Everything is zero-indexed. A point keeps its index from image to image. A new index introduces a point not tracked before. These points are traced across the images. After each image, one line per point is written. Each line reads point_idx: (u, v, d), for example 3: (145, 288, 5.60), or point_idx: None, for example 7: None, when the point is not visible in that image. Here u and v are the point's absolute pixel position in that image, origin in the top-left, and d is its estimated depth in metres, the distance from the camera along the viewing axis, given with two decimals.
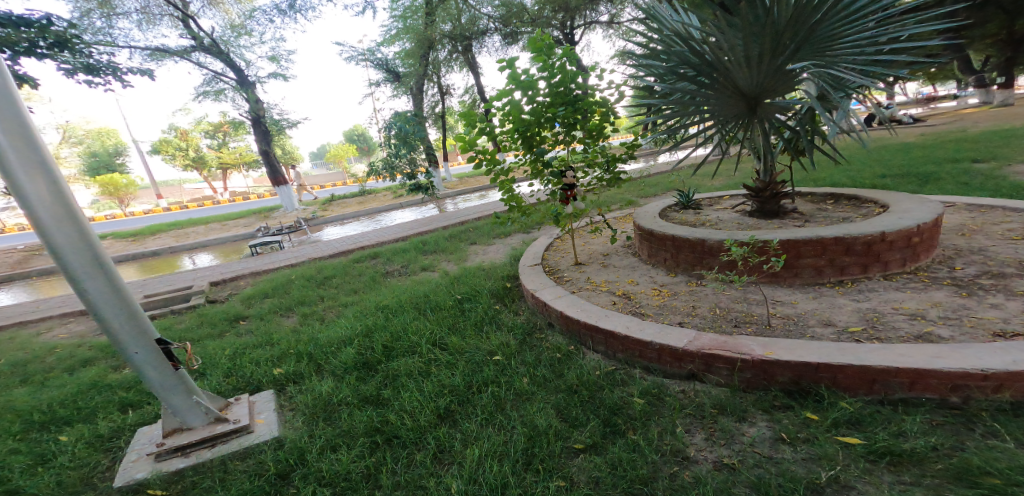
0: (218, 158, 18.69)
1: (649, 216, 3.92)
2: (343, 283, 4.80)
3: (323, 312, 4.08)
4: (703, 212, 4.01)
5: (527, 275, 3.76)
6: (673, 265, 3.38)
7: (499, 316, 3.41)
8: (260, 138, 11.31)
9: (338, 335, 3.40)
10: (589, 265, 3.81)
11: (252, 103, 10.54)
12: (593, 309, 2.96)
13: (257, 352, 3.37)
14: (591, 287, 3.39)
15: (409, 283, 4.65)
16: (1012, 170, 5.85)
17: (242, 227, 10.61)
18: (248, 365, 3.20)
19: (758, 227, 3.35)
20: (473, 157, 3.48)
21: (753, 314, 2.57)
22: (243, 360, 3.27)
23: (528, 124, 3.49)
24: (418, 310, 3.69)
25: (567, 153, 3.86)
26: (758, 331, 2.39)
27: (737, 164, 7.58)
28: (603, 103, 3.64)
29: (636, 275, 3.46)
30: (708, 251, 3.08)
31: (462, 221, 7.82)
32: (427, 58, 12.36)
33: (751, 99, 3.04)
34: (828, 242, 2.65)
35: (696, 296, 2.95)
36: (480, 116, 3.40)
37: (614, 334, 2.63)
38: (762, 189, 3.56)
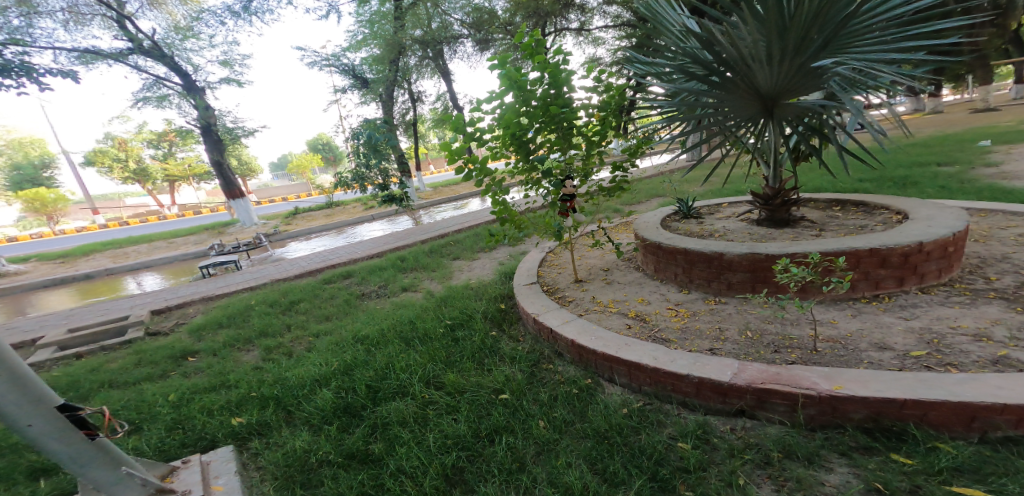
0: (164, 170, 17.33)
1: (651, 226, 3.64)
2: (312, 308, 4.27)
3: (290, 345, 3.55)
4: (705, 221, 3.78)
5: (525, 297, 3.39)
6: (686, 281, 3.10)
7: (498, 345, 3.03)
8: (210, 147, 10.41)
9: (311, 374, 2.90)
10: (591, 283, 3.49)
11: (201, 110, 9.71)
12: (609, 336, 2.62)
13: (210, 398, 2.82)
14: (599, 309, 3.05)
15: (389, 307, 4.17)
16: (978, 173, 6.06)
17: (192, 244, 9.69)
18: (200, 415, 2.65)
19: (772, 237, 3.12)
20: (461, 167, 3.05)
21: (792, 337, 2.32)
22: (193, 408, 2.71)
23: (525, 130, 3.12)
24: (403, 342, 3.24)
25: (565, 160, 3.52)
26: (806, 356, 2.13)
27: (717, 171, 7.55)
28: (603, 107, 3.35)
29: (646, 293, 3.16)
30: (727, 266, 2.82)
31: (439, 234, 7.38)
32: (395, 64, 11.96)
33: (767, 99, 2.84)
34: (862, 254, 2.43)
35: (720, 317, 2.67)
36: (471, 120, 3.00)
37: (640, 366, 2.29)
38: (771, 196, 3.34)
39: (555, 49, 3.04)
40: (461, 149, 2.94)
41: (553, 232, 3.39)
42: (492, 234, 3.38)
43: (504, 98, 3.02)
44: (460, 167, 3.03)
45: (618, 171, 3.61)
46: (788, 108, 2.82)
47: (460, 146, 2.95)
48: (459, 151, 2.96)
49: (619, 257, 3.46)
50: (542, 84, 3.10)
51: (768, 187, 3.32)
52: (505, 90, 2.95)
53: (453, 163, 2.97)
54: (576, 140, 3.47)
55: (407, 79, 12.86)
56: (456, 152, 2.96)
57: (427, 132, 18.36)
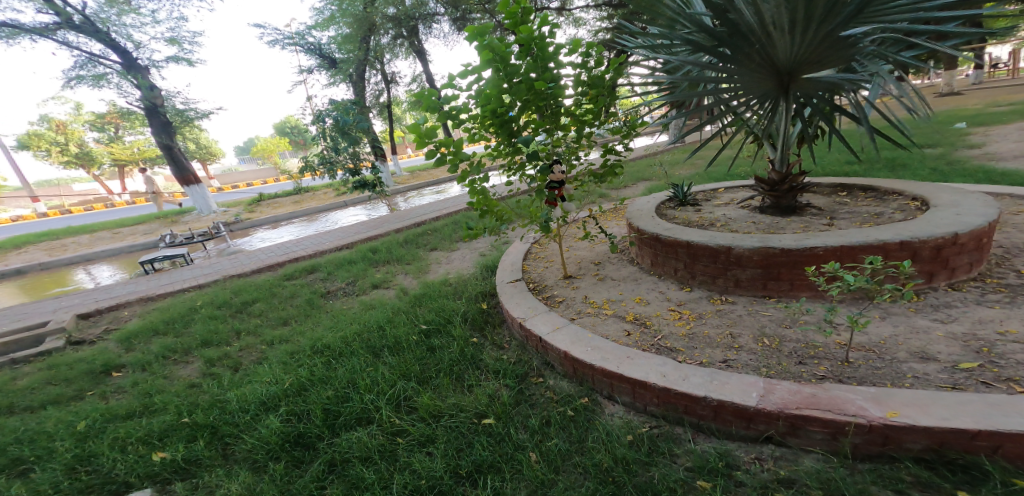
0: (111, 154, 16.03)
1: (645, 214, 3.29)
2: (268, 309, 3.79)
3: (238, 356, 3.09)
4: (703, 208, 3.46)
5: (508, 297, 3.01)
6: (687, 277, 2.78)
7: (480, 355, 2.69)
8: (158, 130, 9.51)
9: (256, 396, 2.47)
10: (581, 279, 3.14)
11: (145, 90, 8.82)
12: (607, 346, 2.28)
13: (129, 426, 2.36)
14: (592, 311, 2.71)
15: (356, 308, 3.74)
16: (965, 154, 5.98)
17: (140, 234, 8.89)
18: (112, 451, 2.19)
19: (780, 228, 2.82)
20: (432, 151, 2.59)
21: (817, 345, 2.03)
22: (104, 442, 2.25)
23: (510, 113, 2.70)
24: (370, 352, 2.84)
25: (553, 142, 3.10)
26: (838, 369, 1.85)
27: (705, 153, 7.27)
28: (595, 83, 2.93)
29: (644, 291, 2.84)
30: (736, 262, 2.50)
31: (414, 223, 6.90)
32: (365, 43, 11.20)
33: (784, 74, 2.49)
34: (891, 248, 2.15)
35: (731, 321, 2.37)
36: (445, 98, 2.56)
37: (646, 385, 1.98)
38: (778, 182, 3.01)
39: (542, 19, 2.59)
40: (431, 131, 2.48)
41: (541, 224, 2.98)
42: (471, 226, 2.94)
43: (482, 72, 2.56)
44: (430, 151, 2.57)
45: (614, 153, 3.20)
46: (808, 84, 2.50)
47: (430, 127, 2.48)
48: (429, 132, 2.50)
49: (613, 252, 3.13)
50: (526, 57, 2.65)
51: (772, 171, 3.01)
52: (487, 65, 2.52)
53: (423, 146, 2.51)
54: (563, 120, 3.05)
55: (378, 58, 12.10)
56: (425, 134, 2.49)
57: (401, 115, 17.55)
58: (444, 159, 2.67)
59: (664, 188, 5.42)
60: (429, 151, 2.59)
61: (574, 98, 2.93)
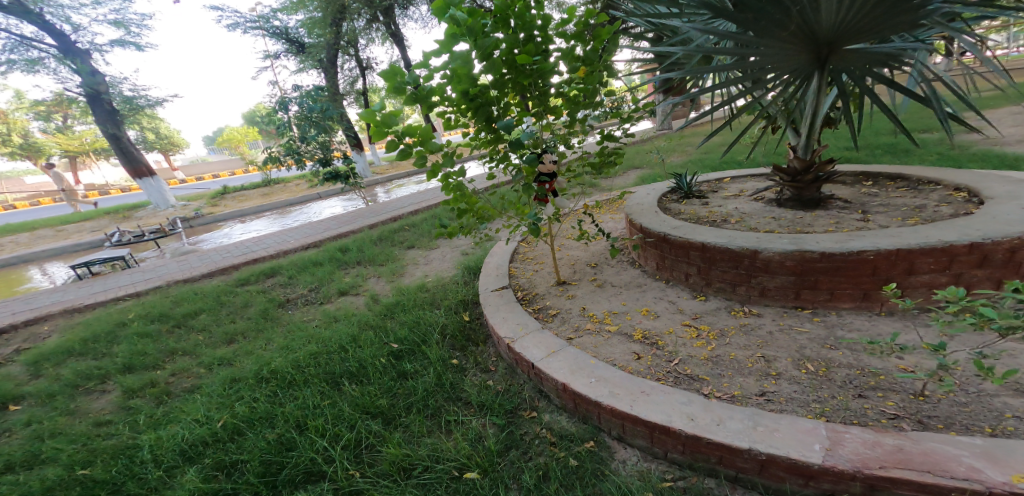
0: (59, 145, 14.85)
1: (647, 208, 2.83)
2: (213, 323, 3.27)
3: (168, 383, 2.58)
4: (710, 200, 3.04)
5: (493, 310, 2.56)
6: (701, 284, 2.39)
7: (459, 383, 2.29)
8: (101, 119, 8.70)
9: (174, 442, 2.01)
10: (577, 286, 2.71)
11: (85, 76, 8.00)
12: (616, 377, 1.89)
13: (5, 486, 1.87)
14: (593, 329, 2.30)
15: (316, 319, 3.24)
16: (966, 136, 5.72)
17: (87, 231, 8.10)
18: None
19: (805, 224, 2.41)
20: (394, 144, 2.09)
21: (877, 373, 1.73)
22: None
23: (490, 98, 2.17)
24: (329, 381, 2.38)
25: (542, 129, 2.52)
26: (913, 404, 1.57)
27: (700, 141, 6.90)
28: (592, 59, 2.36)
29: (651, 301, 2.44)
30: (764, 269, 2.11)
31: (391, 217, 6.37)
32: (338, 27, 10.42)
33: (823, 46, 2.02)
34: (956, 251, 1.79)
35: (763, 342, 2.02)
36: (410, 79, 2.05)
37: (669, 430, 1.62)
38: (801, 171, 2.55)
39: None
40: (389, 117, 1.97)
41: (529, 224, 2.49)
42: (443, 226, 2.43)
43: (451, 46, 2.03)
44: (390, 142, 2.06)
45: (613, 134, 2.65)
46: (851, 56, 2.01)
47: (386, 113, 1.96)
48: (386, 118, 1.97)
49: (612, 257, 2.70)
50: (505, 27, 2.10)
51: (793, 158, 2.58)
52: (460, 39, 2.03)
53: (378, 137, 1.99)
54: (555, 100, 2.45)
55: (354, 44, 11.31)
56: (380, 122, 1.97)
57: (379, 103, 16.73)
58: (408, 151, 2.15)
59: (658, 178, 5.02)
60: (389, 142, 2.07)
61: (567, 78, 2.38)
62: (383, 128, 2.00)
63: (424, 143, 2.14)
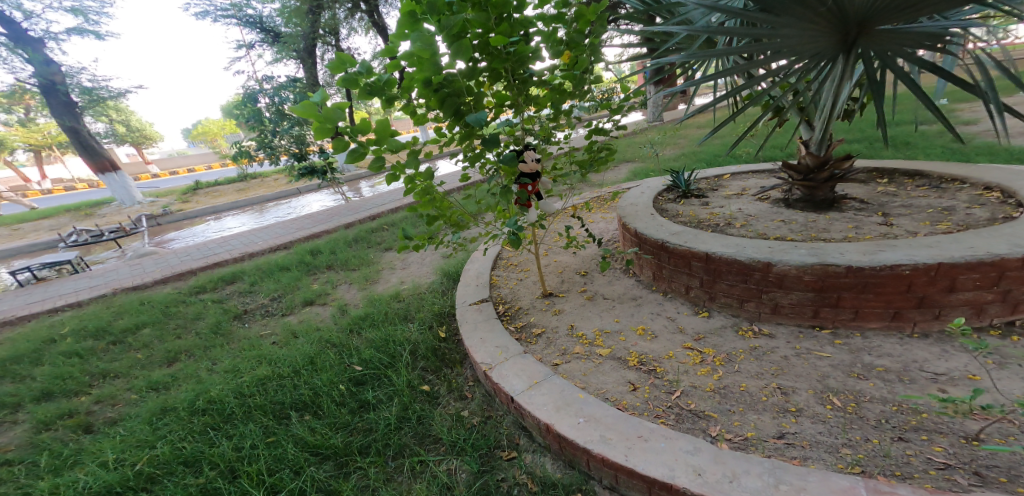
0: (21, 137, 14.10)
1: (643, 211, 2.52)
2: (156, 339, 2.93)
3: (89, 413, 2.26)
4: (711, 200, 2.70)
5: (469, 329, 2.26)
6: (704, 298, 2.14)
7: (427, 417, 2.01)
8: (58, 110, 8.17)
9: (73, 492, 1.69)
10: (564, 299, 2.42)
11: (39, 65, 7.50)
12: (608, 417, 1.61)
13: None
14: (582, 353, 2.04)
15: (274, 333, 2.91)
16: (970, 128, 5.49)
17: (42, 229, 7.61)
18: None
19: (820, 228, 2.06)
20: (341, 142, 1.75)
21: (918, 409, 1.49)
22: None
23: (458, 87, 1.84)
24: (276, 416, 2.08)
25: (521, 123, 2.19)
26: (966, 451, 1.34)
27: (695, 134, 6.62)
28: (577, 42, 2.02)
29: (647, 317, 2.19)
30: (777, 284, 1.83)
31: (369, 215, 5.99)
32: (317, 18, 9.87)
33: (852, 26, 1.66)
34: (1007, 266, 1.57)
35: (779, 369, 1.77)
36: (362, 67, 1.76)
37: (670, 487, 1.34)
38: (812, 170, 2.22)
39: None
40: (333, 111, 1.65)
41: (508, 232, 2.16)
42: (409, 238, 2.08)
43: (408, 25, 1.69)
44: (336, 141, 1.74)
45: (606, 126, 2.30)
46: (885, 37, 1.64)
47: (330, 106, 1.65)
48: (330, 112, 1.65)
49: (603, 272, 2.37)
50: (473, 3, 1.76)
51: (804, 153, 2.23)
52: (419, 18, 1.71)
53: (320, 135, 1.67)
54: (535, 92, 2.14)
55: (335, 34, 10.67)
56: (322, 117, 1.65)
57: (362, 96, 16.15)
58: (362, 152, 1.83)
59: (652, 173, 4.73)
60: (336, 141, 1.75)
61: (550, 64, 2.04)
62: (326, 124, 1.68)
63: (380, 141, 1.81)
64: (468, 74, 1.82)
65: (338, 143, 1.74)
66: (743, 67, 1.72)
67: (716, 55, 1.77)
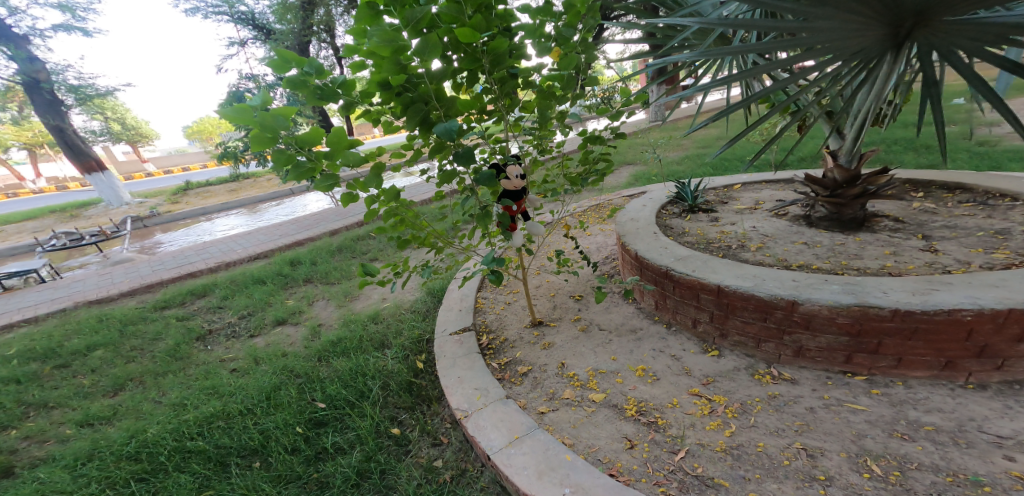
0: (17, 136, 13.99)
1: (645, 229, 2.23)
2: (109, 362, 2.70)
3: (14, 452, 2.06)
4: (720, 215, 2.40)
5: (446, 365, 1.99)
6: (713, 335, 1.88)
7: (390, 470, 1.74)
8: (45, 110, 8.03)
9: None
10: (555, 330, 2.15)
11: (23, 64, 7.35)
12: (599, 489, 1.33)
13: None
14: (572, 399, 1.77)
15: (236, 356, 2.65)
16: (999, 129, 5.13)
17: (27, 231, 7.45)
18: None
19: (851, 253, 1.75)
20: (287, 154, 1.46)
21: (980, 482, 1.20)
22: None
23: (425, 92, 1.56)
24: (218, 465, 1.83)
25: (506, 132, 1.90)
26: None
27: (702, 136, 6.29)
28: (567, 38, 1.72)
29: (648, 356, 1.92)
30: (803, 325, 1.55)
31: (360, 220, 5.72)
32: (310, 15, 9.58)
33: (907, 18, 1.33)
34: None
35: (804, 425, 1.48)
36: (312, 68, 1.52)
37: None
38: (841, 185, 1.91)
39: None
40: (273, 118, 1.39)
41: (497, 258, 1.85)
42: (370, 275, 1.74)
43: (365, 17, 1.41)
44: (278, 155, 1.46)
45: (610, 126, 1.91)
46: (948, 29, 1.30)
47: (270, 112, 1.38)
48: (268, 118, 1.38)
49: (599, 304, 1.95)
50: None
51: (831, 167, 1.94)
52: (379, 10, 1.43)
53: (258, 147, 1.39)
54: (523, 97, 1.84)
55: (330, 31, 10.33)
56: (259, 125, 1.38)
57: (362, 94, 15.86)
58: (311, 167, 1.55)
59: (657, 178, 4.43)
60: (278, 155, 1.46)
61: (538, 64, 1.74)
62: (266, 134, 1.41)
63: (333, 155, 1.53)
64: (437, 75, 1.52)
65: (281, 158, 1.46)
66: (763, 68, 1.43)
67: (730, 53, 1.48)
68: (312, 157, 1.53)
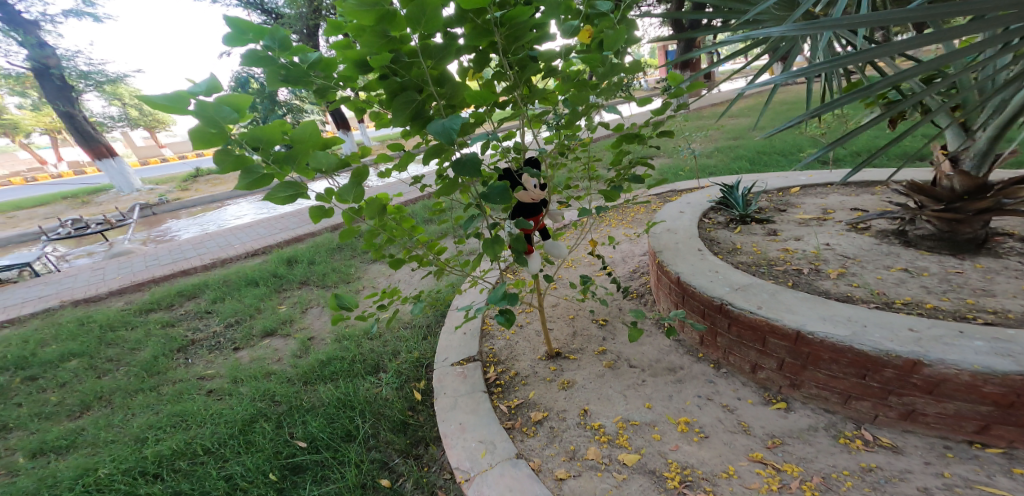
0: (33, 121, 14.01)
1: (687, 245, 1.82)
2: (80, 376, 2.44)
3: None
4: (779, 227, 1.96)
5: (445, 407, 1.65)
6: (779, 382, 1.49)
7: None
8: (54, 95, 7.89)
9: None
10: (577, 363, 1.79)
11: (32, 49, 7.20)
12: None
13: None
14: (597, 460, 1.40)
15: (216, 372, 2.36)
16: None
17: (34, 218, 7.33)
18: None
19: (976, 288, 1.36)
20: (242, 158, 1.03)
21: None
22: None
23: (418, 76, 1.15)
24: None
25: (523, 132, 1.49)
26: None
27: (732, 126, 5.78)
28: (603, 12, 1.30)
29: (693, 404, 1.54)
30: (923, 389, 1.19)
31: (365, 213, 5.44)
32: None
33: None
34: None
35: None
36: (273, 41, 1.13)
37: None
38: (958, 196, 1.48)
39: None
40: (216, 107, 0.94)
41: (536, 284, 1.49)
42: (345, 308, 1.34)
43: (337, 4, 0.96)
44: (226, 157, 1.01)
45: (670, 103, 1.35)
46: None
47: (214, 98, 0.95)
48: (212, 107, 0.94)
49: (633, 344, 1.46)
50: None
51: (948, 173, 1.52)
52: None
53: (200, 147, 0.96)
54: (542, 89, 1.43)
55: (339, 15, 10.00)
56: (198, 117, 0.94)
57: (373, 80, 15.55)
58: (271, 174, 1.11)
59: (687, 173, 3.99)
60: (228, 157, 1.01)
61: (564, 46, 1.32)
62: (210, 129, 0.96)
63: (298, 159, 1.11)
64: (434, 54, 1.10)
65: (229, 161, 1.02)
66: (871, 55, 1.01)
67: (842, 25, 1.01)
68: (271, 161, 1.09)
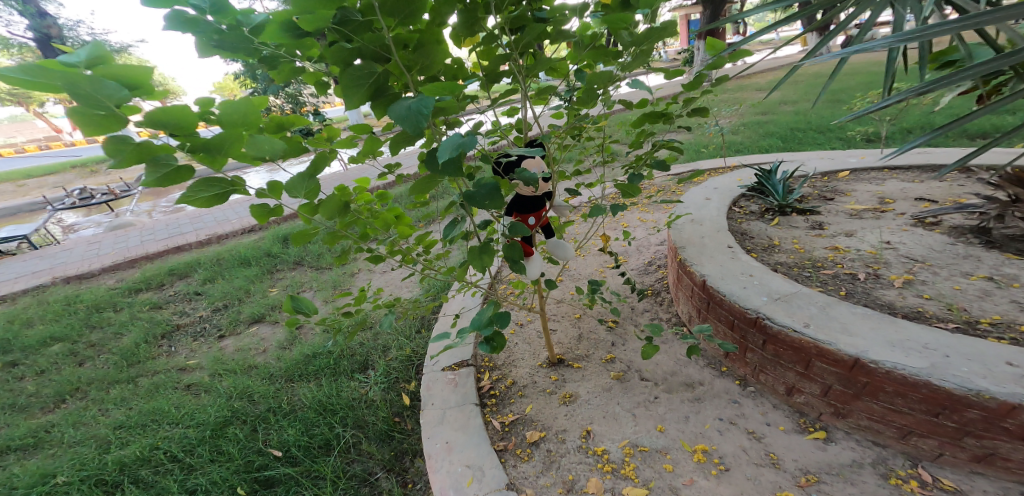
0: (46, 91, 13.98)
1: (715, 240, 1.55)
2: (60, 362, 2.33)
3: None
4: (825, 219, 1.67)
5: (432, 421, 1.45)
6: (820, 408, 1.25)
7: None
8: None
9: None
10: (584, 374, 1.56)
11: (33, 17, 7.00)
12: None
13: None
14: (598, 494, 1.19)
15: (198, 362, 2.22)
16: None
17: (44, 189, 7.30)
18: None
19: None
20: (139, 149, 0.69)
21: None
22: None
23: (378, 39, 0.79)
24: None
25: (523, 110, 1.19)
26: None
27: (762, 99, 5.34)
28: None
29: (712, 428, 1.31)
30: (1013, 433, 0.95)
31: None
32: None
33: None
34: None
35: None
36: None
37: None
38: None
39: None
40: (95, 81, 0.64)
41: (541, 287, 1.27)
42: (302, 313, 1.06)
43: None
44: (121, 149, 0.69)
45: (705, 74, 1.05)
46: None
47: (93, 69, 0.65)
48: (89, 82, 0.64)
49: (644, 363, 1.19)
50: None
51: None
52: None
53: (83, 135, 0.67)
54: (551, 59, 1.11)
55: None
56: (72, 96, 0.64)
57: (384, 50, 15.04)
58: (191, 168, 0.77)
59: (712, 151, 3.65)
60: (121, 147, 0.68)
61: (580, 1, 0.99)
62: (95, 112, 0.66)
63: (230, 147, 0.77)
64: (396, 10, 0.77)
65: (128, 151, 0.69)
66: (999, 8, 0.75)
67: None
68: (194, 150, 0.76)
